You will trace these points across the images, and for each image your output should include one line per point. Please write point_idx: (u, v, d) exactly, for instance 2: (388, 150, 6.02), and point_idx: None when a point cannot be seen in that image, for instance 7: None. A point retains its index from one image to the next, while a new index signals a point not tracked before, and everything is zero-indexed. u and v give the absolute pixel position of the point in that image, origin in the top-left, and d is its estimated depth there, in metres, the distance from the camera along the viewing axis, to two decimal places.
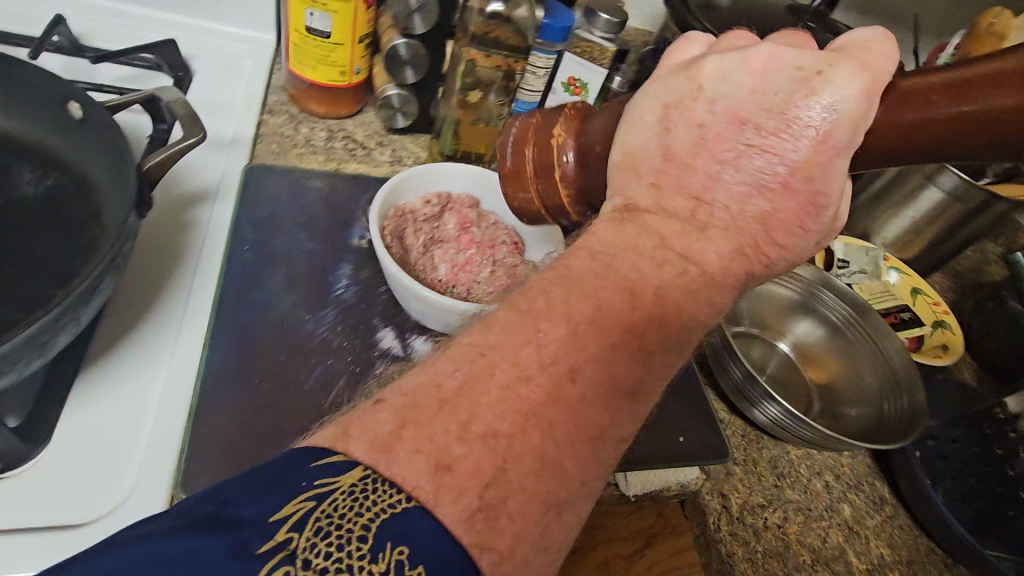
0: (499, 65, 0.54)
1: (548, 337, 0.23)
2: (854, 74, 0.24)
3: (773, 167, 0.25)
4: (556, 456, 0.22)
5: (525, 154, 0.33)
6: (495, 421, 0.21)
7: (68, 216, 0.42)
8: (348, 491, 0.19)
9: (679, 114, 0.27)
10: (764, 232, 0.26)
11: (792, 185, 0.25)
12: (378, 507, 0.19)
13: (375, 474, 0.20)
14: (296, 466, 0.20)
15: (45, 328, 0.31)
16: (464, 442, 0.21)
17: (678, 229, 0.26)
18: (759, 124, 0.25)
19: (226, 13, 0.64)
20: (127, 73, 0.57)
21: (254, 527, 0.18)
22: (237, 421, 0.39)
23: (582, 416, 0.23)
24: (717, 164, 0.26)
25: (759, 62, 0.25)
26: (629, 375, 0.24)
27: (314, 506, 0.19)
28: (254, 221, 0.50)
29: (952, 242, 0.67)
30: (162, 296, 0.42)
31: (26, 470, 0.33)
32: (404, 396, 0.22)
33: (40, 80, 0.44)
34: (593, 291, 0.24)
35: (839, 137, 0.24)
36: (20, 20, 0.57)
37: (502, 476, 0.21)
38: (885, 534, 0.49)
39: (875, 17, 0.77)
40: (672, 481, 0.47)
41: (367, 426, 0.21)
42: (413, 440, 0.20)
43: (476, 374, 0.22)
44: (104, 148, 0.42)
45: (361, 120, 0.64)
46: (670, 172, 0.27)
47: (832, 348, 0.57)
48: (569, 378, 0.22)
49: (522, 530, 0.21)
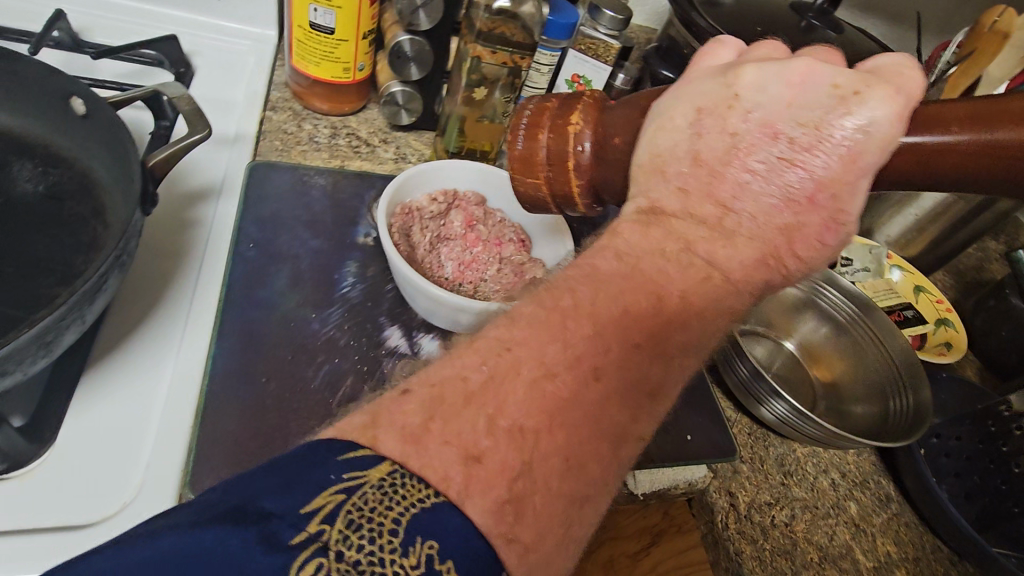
0: (505, 62, 0.53)
1: (577, 336, 0.22)
2: (890, 97, 0.24)
3: (802, 181, 0.25)
4: (580, 456, 0.21)
5: (539, 140, 0.32)
6: (521, 417, 0.21)
7: (71, 214, 0.41)
8: (377, 485, 0.19)
9: (712, 120, 0.26)
10: (785, 241, 0.26)
11: (816, 202, 0.25)
12: (408, 502, 0.19)
13: (404, 469, 0.19)
14: (317, 459, 0.19)
15: (50, 327, 0.30)
16: (492, 435, 0.20)
17: (704, 235, 0.26)
18: (792, 137, 0.25)
19: (229, 9, 0.64)
20: (127, 69, 0.57)
21: (283, 519, 0.18)
22: (243, 421, 0.38)
23: (603, 416, 0.22)
24: (746, 173, 0.26)
25: (799, 76, 0.25)
26: (647, 375, 0.23)
27: (344, 500, 0.19)
28: (258, 219, 0.49)
29: (955, 240, 0.67)
30: (166, 295, 0.41)
31: (32, 469, 0.33)
32: (432, 387, 0.21)
33: (40, 76, 0.43)
34: (625, 287, 0.24)
35: (868, 157, 0.24)
36: (18, 15, 0.57)
37: (528, 473, 0.20)
38: (892, 532, 0.49)
39: (876, 15, 0.77)
40: (679, 479, 0.47)
41: (395, 417, 0.20)
42: (442, 433, 0.20)
43: (502, 371, 0.21)
44: (107, 145, 0.41)
45: (364, 116, 0.63)
46: (699, 177, 0.26)
47: (837, 346, 0.57)
48: (593, 377, 0.22)
49: (544, 526, 0.21)
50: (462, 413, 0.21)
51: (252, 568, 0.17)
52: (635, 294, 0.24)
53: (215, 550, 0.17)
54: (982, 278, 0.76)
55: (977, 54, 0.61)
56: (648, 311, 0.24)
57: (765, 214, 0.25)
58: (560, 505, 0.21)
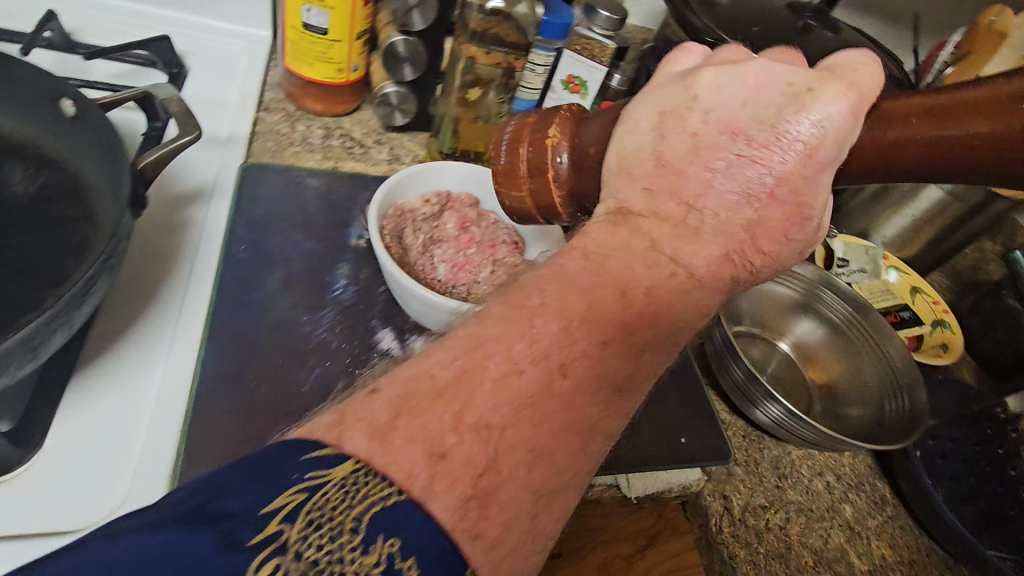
0: (499, 63, 0.54)
1: (541, 332, 0.22)
2: (841, 93, 0.24)
3: (761, 177, 0.25)
4: (546, 445, 0.21)
5: (519, 153, 0.32)
6: (489, 413, 0.20)
7: (60, 216, 0.41)
8: (340, 484, 0.18)
9: (674, 123, 0.27)
10: (750, 240, 0.26)
11: (777, 197, 0.25)
12: (371, 500, 0.18)
13: (369, 468, 0.19)
14: (283, 457, 0.19)
15: (38, 330, 0.30)
16: (457, 433, 0.20)
17: (669, 234, 0.25)
18: (751, 136, 0.25)
19: (222, 10, 0.63)
20: (120, 70, 0.56)
21: (241, 519, 0.17)
22: (233, 424, 0.38)
23: (573, 411, 0.22)
24: (709, 172, 0.26)
25: (754, 77, 0.26)
26: (619, 371, 0.23)
27: (307, 499, 0.18)
28: (251, 221, 0.49)
29: (952, 241, 0.67)
30: (156, 298, 0.41)
31: (19, 475, 0.32)
32: (403, 385, 0.21)
33: (37, 81, 0.43)
34: (594, 283, 0.23)
35: (825, 151, 0.25)
36: (10, 15, 0.56)
37: (494, 466, 0.20)
38: (887, 535, 0.49)
39: (874, 15, 0.77)
40: (674, 481, 0.47)
41: (362, 414, 0.20)
42: (408, 428, 0.20)
43: (473, 366, 0.21)
44: (98, 147, 0.41)
45: (358, 117, 0.63)
46: (664, 177, 0.26)
47: (833, 347, 0.57)
48: (560, 373, 0.22)
49: (512, 522, 0.20)
50: (425, 406, 0.20)
51: (206, 567, 0.16)
52: (607, 292, 0.23)
53: (170, 550, 0.16)
54: (978, 279, 0.75)
55: (973, 55, 0.61)
56: (617, 305, 0.23)
57: (722, 204, 0.25)
58: (526, 500, 0.21)
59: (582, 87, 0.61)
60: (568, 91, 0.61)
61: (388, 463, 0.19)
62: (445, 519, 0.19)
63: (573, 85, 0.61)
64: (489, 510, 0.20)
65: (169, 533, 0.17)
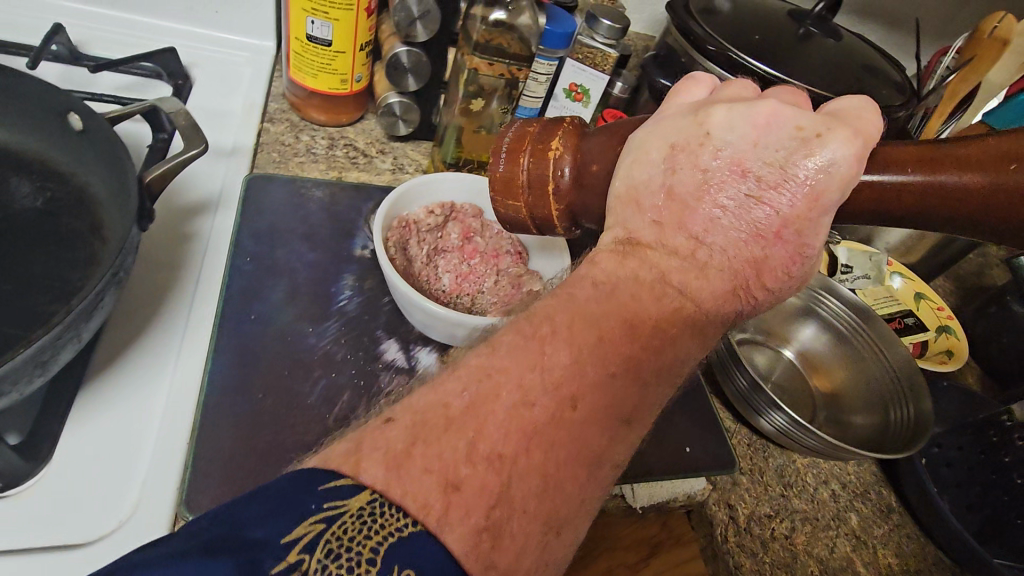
0: (502, 74, 0.54)
1: (553, 362, 0.22)
2: (850, 141, 0.24)
3: (768, 219, 0.25)
4: (558, 478, 0.21)
5: (519, 164, 0.32)
6: (500, 443, 0.21)
7: (66, 230, 0.41)
8: (356, 514, 0.19)
9: (685, 157, 0.26)
10: (755, 275, 0.25)
11: (782, 236, 0.25)
12: (385, 532, 0.19)
13: (384, 498, 0.19)
14: (303, 487, 0.19)
15: (45, 347, 0.30)
16: (470, 463, 0.20)
17: (677, 268, 0.25)
18: (760, 176, 0.24)
19: (227, 21, 0.64)
20: (126, 82, 0.57)
21: (265, 548, 0.18)
22: (240, 436, 0.38)
23: (582, 442, 0.22)
24: (717, 209, 0.25)
25: (765, 117, 0.25)
26: (627, 397, 0.23)
27: (325, 529, 0.19)
28: (256, 233, 0.49)
29: (954, 248, 0.67)
30: (162, 311, 0.41)
31: (27, 488, 0.33)
32: (415, 414, 0.21)
33: (35, 93, 0.43)
34: (607, 310, 0.24)
35: (830, 196, 0.24)
36: (17, 29, 0.57)
37: (506, 497, 0.20)
38: (893, 543, 0.49)
39: (875, 22, 0.77)
40: (678, 491, 0.47)
41: (377, 443, 0.21)
42: (424, 457, 0.20)
43: (483, 396, 0.22)
44: (105, 162, 0.41)
45: (362, 127, 0.63)
46: (671, 210, 0.26)
47: (837, 355, 0.57)
48: (571, 403, 0.22)
49: (522, 550, 0.21)
50: (442, 437, 0.21)
51: None
52: (615, 320, 0.23)
53: None
54: (981, 284, 0.75)
55: (976, 61, 0.61)
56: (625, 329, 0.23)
57: (740, 234, 0.25)
58: (538, 529, 0.21)
59: (584, 95, 0.61)
60: (570, 100, 0.62)
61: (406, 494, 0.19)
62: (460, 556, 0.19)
63: (575, 94, 0.61)
64: (498, 538, 0.20)
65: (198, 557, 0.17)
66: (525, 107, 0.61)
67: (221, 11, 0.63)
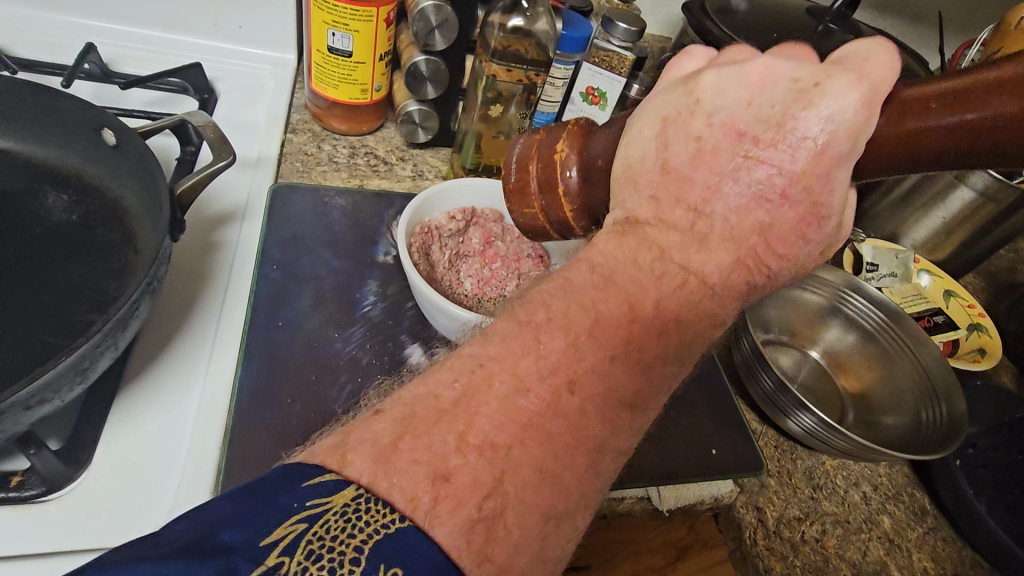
0: (520, 79, 0.54)
1: (548, 349, 0.22)
2: (854, 84, 0.21)
3: (770, 178, 0.23)
4: (555, 470, 0.22)
5: (529, 171, 0.32)
6: (493, 432, 0.21)
7: (100, 241, 0.42)
8: (340, 511, 0.19)
9: (676, 128, 0.25)
10: (764, 244, 0.24)
11: (788, 196, 0.23)
12: (371, 528, 0.19)
13: (369, 493, 0.19)
14: (286, 485, 0.19)
15: (86, 354, 0.31)
16: (461, 453, 0.20)
17: (677, 242, 0.24)
18: (756, 136, 0.23)
19: (250, 36, 0.66)
20: (154, 97, 0.59)
21: (242, 552, 0.18)
22: (272, 441, 0.39)
23: (582, 429, 0.22)
24: (716, 176, 0.24)
25: (757, 76, 0.23)
26: (625, 388, 0.23)
27: (306, 529, 0.18)
28: (282, 241, 0.50)
29: (983, 244, 0.66)
30: (193, 319, 0.42)
31: (69, 491, 0.34)
32: (404, 406, 0.22)
33: (71, 108, 0.44)
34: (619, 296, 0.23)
35: (840, 146, 0.22)
36: (51, 49, 0.59)
37: (499, 487, 0.20)
38: (929, 547, 0.48)
39: (897, 16, 0.76)
40: (706, 493, 0.46)
41: (364, 435, 0.21)
42: (411, 450, 0.20)
43: (475, 385, 0.22)
44: (137, 175, 0.43)
45: (382, 135, 0.65)
46: (669, 185, 0.25)
47: (865, 352, 0.56)
48: (568, 389, 0.22)
49: (523, 548, 0.21)
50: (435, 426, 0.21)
51: None
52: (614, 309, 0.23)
53: None
54: (1012, 280, 0.73)
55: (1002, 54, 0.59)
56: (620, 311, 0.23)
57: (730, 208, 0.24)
58: (534, 526, 0.21)
59: (601, 98, 0.61)
60: (587, 103, 0.62)
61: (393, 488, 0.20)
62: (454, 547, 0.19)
63: (592, 97, 0.61)
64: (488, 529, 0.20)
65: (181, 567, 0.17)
66: (542, 112, 0.61)
67: (245, 27, 0.65)
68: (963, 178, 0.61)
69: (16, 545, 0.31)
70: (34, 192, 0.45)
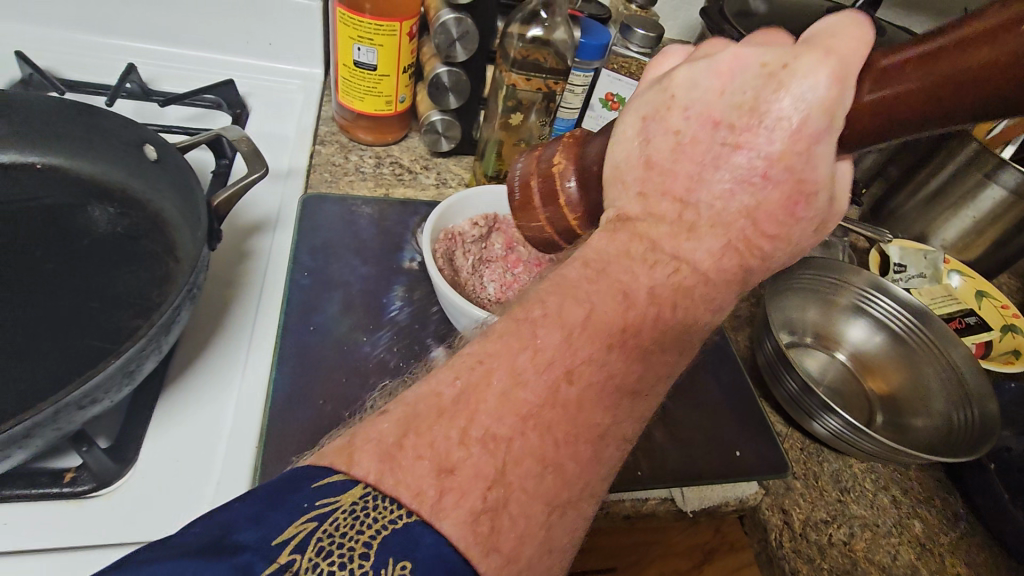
0: (540, 88, 0.55)
1: (545, 342, 0.22)
2: (821, 61, 0.22)
3: (752, 162, 0.23)
4: (556, 459, 0.22)
5: (531, 185, 0.34)
6: (494, 424, 0.21)
7: (143, 251, 0.45)
8: (348, 508, 0.20)
9: (655, 124, 0.26)
10: (751, 225, 0.24)
11: (770, 178, 0.23)
12: (378, 524, 0.19)
13: (376, 491, 0.20)
14: (296, 487, 0.20)
15: (133, 358, 0.33)
16: (463, 446, 0.21)
17: (667, 233, 0.25)
18: (732, 123, 0.23)
19: (280, 52, 0.68)
20: (190, 114, 0.61)
21: (255, 550, 0.19)
22: (306, 441, 0.40)
23: (588, 422, 0.23)
24: (696, 167, 0.24)
25: (726, 65, 0.24)
26: (627, 373, 0.24)
27: (316, 526, 0.19)
28: (312, 249, 0.52)
29: (1017, 243, 0.64)
30: (230, 324, 0.44)
31: (116, 488, 0.35)
32: (405, 406, 0.22)
33: (114, 126, 0.46)
34: (623, 297, 0.24)
35: (816, 124, 0.22)
36: (95, 70, 0.63)
37: (502, 478, 0.21)
38: (962, 552, 0.47)
39: (922, 13, 0.75)
40: (730, 495, 0.46)
41: (371, 436, 0.22)
42: (415, 447, 0.21)
43: (475, 382, 0.22)
44: (177, 188, 0.45)
45: (406, 145, 0.66)
46: (653, 179, 0.26)
47: (893, 354, 0.55)
48: (566, 379, 0.22)
49: (526, 538, 0.21)
50: (446, 419, 0.22)
51: None
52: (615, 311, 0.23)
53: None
54: None
55: None
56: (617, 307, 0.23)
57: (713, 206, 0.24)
58: (536, 519, 0.22)
59: (621, 104, 0.61)
60: (607, 110, 0.62)
61: (398, 484, 0.20)
62: (457, 538, 0.20)
63: (612, 103, 0.61)
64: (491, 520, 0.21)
65: (200, 560, 0.18)
66: (562, 119, 0.62)
67: (275, 43, 0.68)
68: (993, 177, 0.61)
69: (70, 536, 0.33)
70: (82, 206, 0.47)
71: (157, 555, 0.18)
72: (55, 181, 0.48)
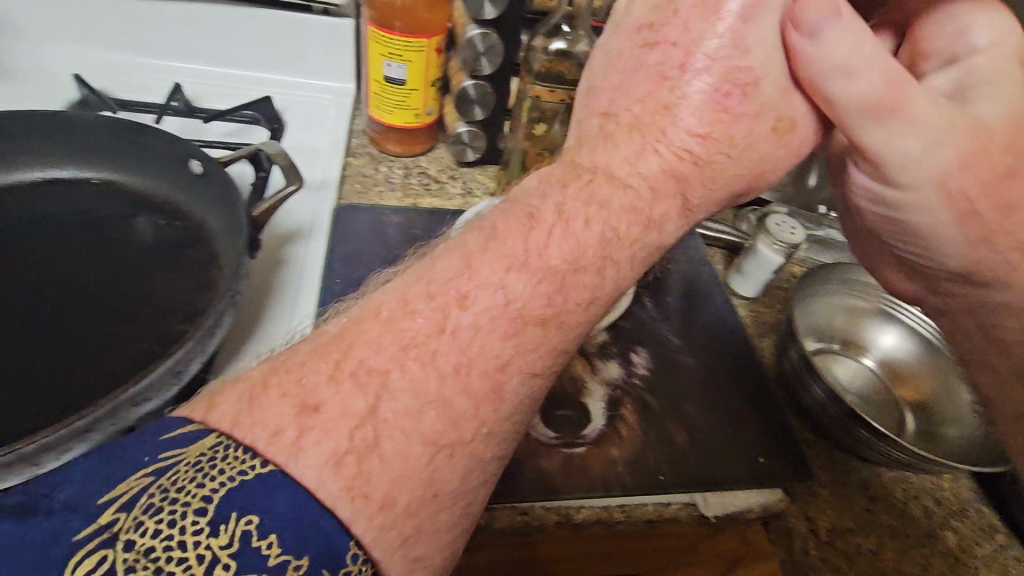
0: (563, 99, 0.57)
1: (434, 277, 0.29)
2: None
3: (704, 58, 0.32)
4: (445, 397, 0.27)
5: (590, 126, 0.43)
6: (367, 361, 0.27)
7: (189, 259, 0.47)
8: (191, 461, 0.24)
9: (618, 53, 0.34)
10: (704, 112, 0.32)
11: (715, 72, 0.32)
12: (226, 476, 0.23)
13: (227, 441, 0.24)
14: (140, 447, 0.25)
15: (182, 359, 0.36)
16: (331, 385, 0.26)
17: (613, 154, 0.32)
18: (681, 30, 0.32)
19: (315, 68, 0.71)
20: (231, 129, 0.65)
21: (79, 513, 0.22)
22: None
23: (475, 382, 0.28)
24: (657, 72, 0.32)
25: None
26: (525, 308, 0.29)
27: (149, 482, 0.24)
28: (344, 257, 0.54)
29: None
30: (268, 329, 0.47)
31: None
32: (272, 364, 0.28)
33: (165, 145, 0.50)
34: (526, 235, 0.30)
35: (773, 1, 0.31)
36: (143, 89, 0.66)
37: (371, 418, 0.26)
38: (998, 564, 0.45)
39: None
40: (753, 502, 0.45)
41: (226, 400, 0.26)
42: (279, 389, 0.26)
43: (358, 324, 0.28)
44: (219, 200, 0.48)
45: (434, 156, 0.68)
46: (616, 97, 0.33)
47: (924, 362, 0.55)
48: (455, 309, 0.28)
49: (437, 480, 0.27)
50: (324, 353, 0.27)
51: (61, 545, 0.21)
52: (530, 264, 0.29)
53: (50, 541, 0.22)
54: None
55: None
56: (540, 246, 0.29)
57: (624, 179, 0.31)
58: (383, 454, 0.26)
59: None
60: None
61: (251, 426, 0.25)
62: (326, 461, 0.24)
63: None
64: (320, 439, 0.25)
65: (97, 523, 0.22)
66: None
67: (310, 61, 0.71)
68: None
69: None
70: (127, 217, 0.50)
71: (99, 505, 0.23)
72: (104, 196, 0.51)
